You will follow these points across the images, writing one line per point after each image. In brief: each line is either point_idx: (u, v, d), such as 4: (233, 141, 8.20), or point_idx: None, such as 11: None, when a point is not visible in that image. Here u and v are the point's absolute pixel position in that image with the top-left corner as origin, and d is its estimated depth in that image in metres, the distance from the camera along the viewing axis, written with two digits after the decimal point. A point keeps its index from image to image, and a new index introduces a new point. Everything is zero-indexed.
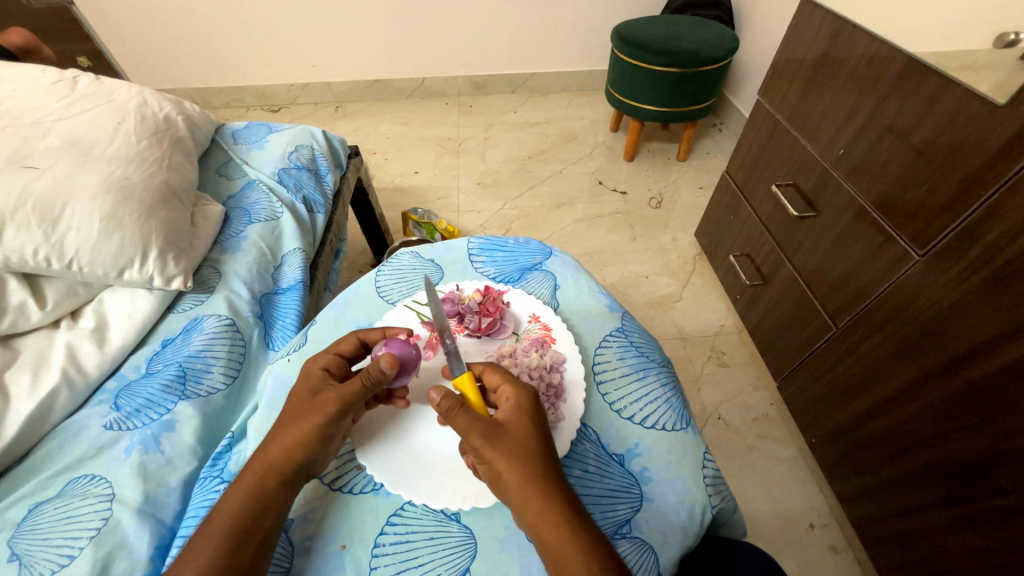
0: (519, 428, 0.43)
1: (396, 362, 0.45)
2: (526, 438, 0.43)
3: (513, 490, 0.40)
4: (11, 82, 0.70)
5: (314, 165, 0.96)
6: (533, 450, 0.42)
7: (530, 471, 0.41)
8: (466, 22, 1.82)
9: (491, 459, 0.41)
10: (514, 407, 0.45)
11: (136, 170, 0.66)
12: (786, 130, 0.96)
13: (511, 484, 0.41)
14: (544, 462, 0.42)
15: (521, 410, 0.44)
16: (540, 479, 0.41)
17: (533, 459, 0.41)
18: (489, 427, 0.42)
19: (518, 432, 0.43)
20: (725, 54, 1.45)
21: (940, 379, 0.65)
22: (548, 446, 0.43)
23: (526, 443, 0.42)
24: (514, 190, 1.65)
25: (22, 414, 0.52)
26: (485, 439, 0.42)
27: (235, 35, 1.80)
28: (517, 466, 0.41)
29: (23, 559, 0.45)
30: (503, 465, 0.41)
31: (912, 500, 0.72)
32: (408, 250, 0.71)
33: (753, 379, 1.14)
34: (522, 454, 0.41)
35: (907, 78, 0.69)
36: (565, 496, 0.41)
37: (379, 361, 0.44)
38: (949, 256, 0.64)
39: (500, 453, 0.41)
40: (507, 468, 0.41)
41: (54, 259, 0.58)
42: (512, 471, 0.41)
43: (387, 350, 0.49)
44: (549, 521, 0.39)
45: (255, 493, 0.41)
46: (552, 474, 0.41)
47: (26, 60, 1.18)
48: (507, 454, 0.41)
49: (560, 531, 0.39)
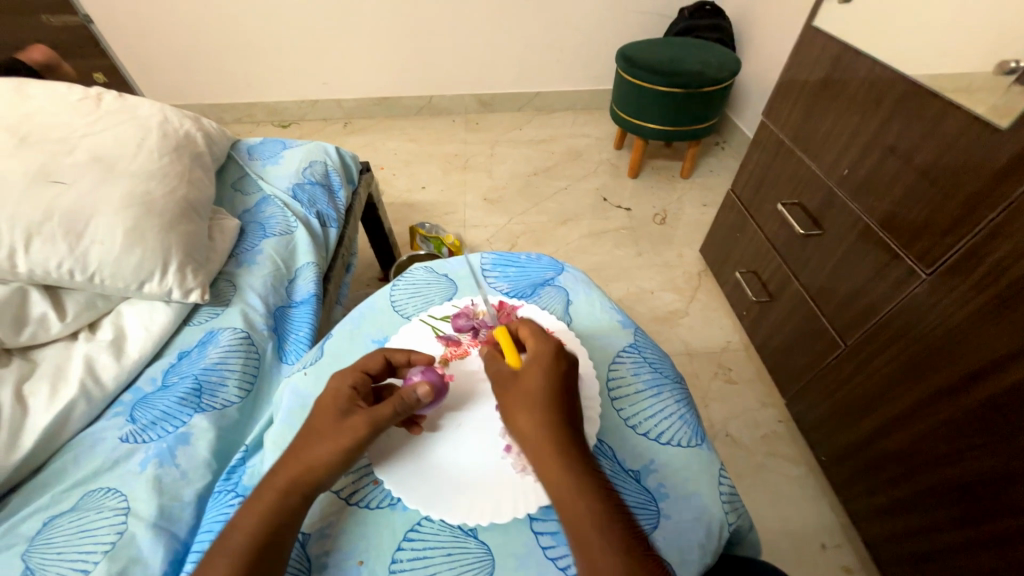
0: (533, 378, 0.46)
1: (431, 396, 0.47)
2: (538, 385, 0.45)
3: (526, 437, 0.43)
4: (38, 99, 0.72)
5: (327, 181, 0.98)
6: (542, 398, 0.45)
7: (540, 416, 0.44)
8: (474, 43, 1.87)
9: (507, 406, 0.46)
10: (536, 358, 0.48)
11: (158, 185, 0.67)
12: (790, 150, 0.98)
13: (522, 429, 0.44)
14: (558, 409, 0.44)
15: (541, 361, 0.47)
16: (550, 425, 0.43)
17: (541, 407, 0.44)
18: (505, 379, 0.47)
19: (531, 382, 0.46)
20: (726, 75, 1.48)
21: (952, 397, 0.65)
22: (564, 394, 0.46)
23: (537, 392, 0.45)
24: (520, 205, 1.67)
25: (38, 426, 0.53)
26: (502, 388, 0.47)
27: (248, 53, 1.85)
28: (528, 411, 0.44)
29: (37, 573, 0.45)
30: (516, 413, 0.45)
31: (927, 520, 0.71)
32: (421, 265, 0.72)
33: (761, 396, 1.14)
34: (533, 402, 0.44)
35: (908, 102, 0.71)
36: (572, 439, 0.43)
37: (417, 389, 0.46)
38: (955, 274, 0.65)
39: (514, 401, 0.45)
40: (520, 415, 0.44)
41: (77, 271, 0.59)
42: (522, 415, 0.44)
43: (422, 377, 0.51)
44: (555, 464, 0.41)
45: (275, 509, 0.41)
46: (562, 421, 0.44)
47: (46, 76, 1.21)
48: (520, 402, 0.45)
49: (562, 477, 0.41)
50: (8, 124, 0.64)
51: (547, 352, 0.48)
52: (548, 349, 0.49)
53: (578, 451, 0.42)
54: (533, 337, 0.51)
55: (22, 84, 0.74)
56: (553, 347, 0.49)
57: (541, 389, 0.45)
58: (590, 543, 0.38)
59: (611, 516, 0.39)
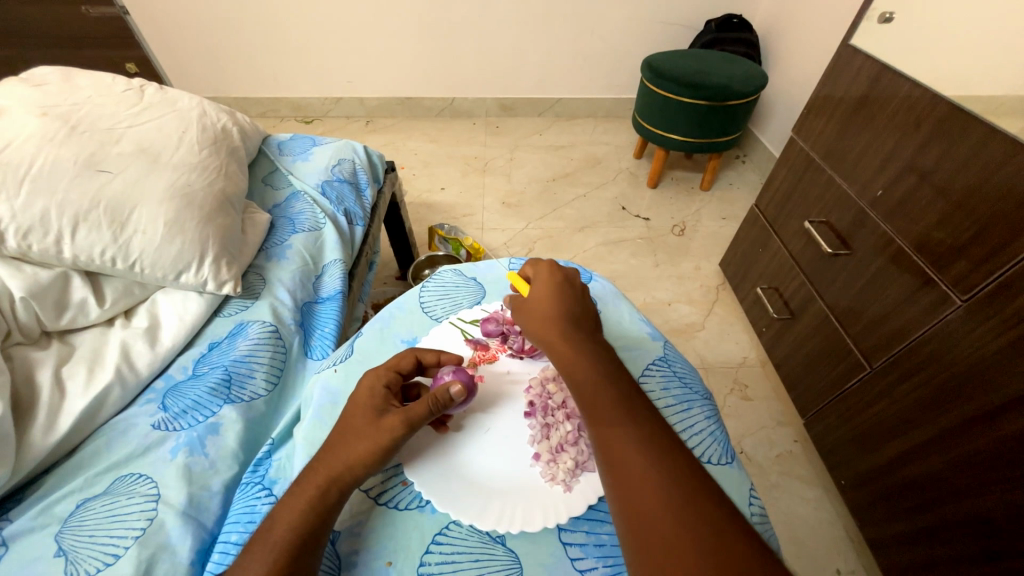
0: (542, 294, 0.54)
1: (463, 394, 0.47)
2: (545, 299, 0.54)
3: (541, 338, 0.52)
4: (85, 88, 0.73)
5: (355, 179, 0.99)
6: (550, 308, 0.53)
7: (551, 322, 0.52)
8: (499, 48, 1.88)
9: (524, 317, 0.55)
10: (539, 279, 0.56)
11: (198, 177, 0.69)
12: (820, 167, 0.97)
13: (540, 335, 0.52)
14: (568, 317, 0.52)
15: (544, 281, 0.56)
16: (561, 326, 0.51)
17: (551, 315, 0.52)
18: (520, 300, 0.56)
19: (541, 298, 0.54)
20: (753, 90, 1.48)
21: (982, 426, 0.64)
22: (570, 306, 0.53)
23: (545, 304, 0.53)
24: (537, 210, 1.67)
25: (75, 410, 0.53)
26: (518, 307, 0.56)
27: (276, 49, 1.88)
28: (540, 319, 0.53)
29: (69, 554, 0.46)
30: (532, 321, 0.53)
31: (949, 551, 0.70)
32: (451, 267, 0.72)
33: (777, 414, 1.12)
34: (543, 312, 0.53)
35: (949, 126, 0.70)
36: (580, 337, 0.51)
37: (450, 388, 0.47)
38: (992, 303, 0.64)
39: (527, 313, 0.54)
40: (534, 323, 0.53)
41: (120, 259, 0.60)
42: (537, 324, 0.53)
43: (453, 377, 0.51)
44: (567, 356, 0.49)
45: (313, 504, 0.42)
46: (569, 324, 0.52)
47: None
48: (533, 314, 0.54)
49: (574, 364, 0.48)
50: (58, 113, 0.65)
51: (548, 274, 0.56)
52: (549, 272, 0.56)
53: (585, 345, 0.50)
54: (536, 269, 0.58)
55: (69, 74, 0.76)
56: (553, 269, 0.57)
57: (549, 301, 0.53)
58: (603, 415, 0.44)
59: (619, 394, 0.46)
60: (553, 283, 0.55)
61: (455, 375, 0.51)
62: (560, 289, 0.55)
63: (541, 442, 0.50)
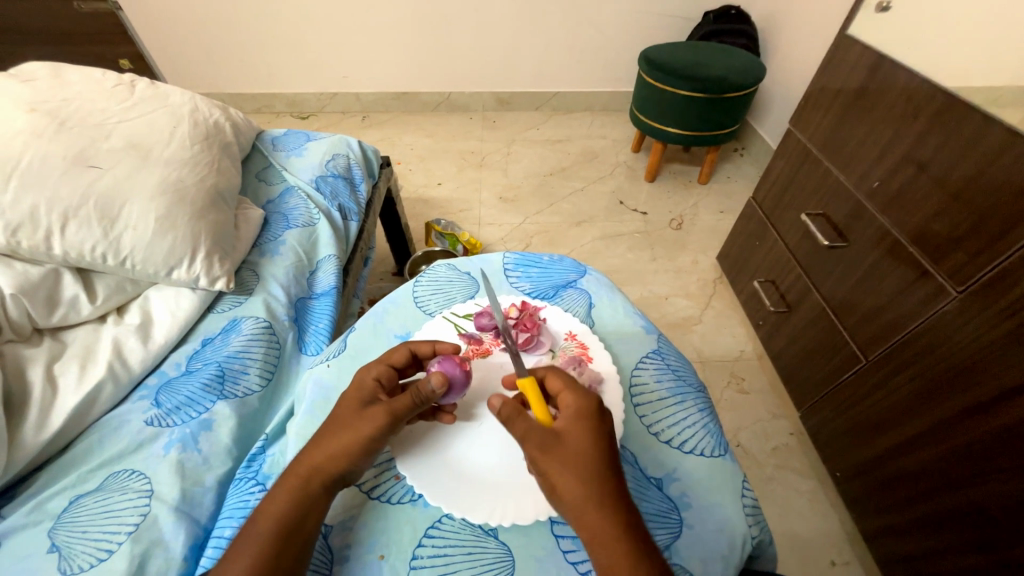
0: (579, 440, 0.42)
1: (445, 384, 0.46)
2: (581, 445, 0.42)
3: (565, 499, 0.40)
4: (75, 83, 0.73)
5: (349, 174, 0.98)
6: (590, 461, 0.41)
7: (590, 485, 0.40)
8: (495, 41, 1.86)
9: (546, 466, 0.41)
10: (576, 414, 0.44)
11: (189, 173, 0.68)
12: (817, 160, 0.97)
13: (570, 498, 0.40)
14: (607, 474, 0.41)
15: (578, 416, 0.43)
16: (601, 495, 0.40)
17: (591, 474, 0.40)
18: (544, 437, 0.42)
19: (575, 442, 0.42)
20: (751, 82, 1.47)
21: (977, 418, 0.64)
22: (610, 460, 0.42)
23: (583, 455, 0.41)
24: (534, 205, 1.67)
25: (68, 406, 0.53)
26: (540, 449, 0.42)
27: (272, 44, 1.86)
28: (574, 475, 0.40)
29: (63, 550, 0.46)
30: (560, 478, 0.41)
31: (942, 542, 0.70)
32: (444, 262, 0.72)
33: (773, 408, 1.12)
34: (578, 464, 0.41)
35: (946, 116, 0.70)
36: (624, 511, 0.40)
37: (431, 380, 0.46)
38: (988, 295, 0.64)
39: (554, 463, 0.41)
40: (565, 480, 0.40)
41: (110, 255, 0.60)
42: (568, 482, 0.40)
43: (439, 368, 0.50)
44: (605, 536, 0.38)
45: (300, 497, 0.42)
46: (610, 489, 0.40)
47: None
48: (564, 465, 0.41)
49: (615, 553, 0.38)
50: (47, 108, 0.65)
51: (579, 403, 0.44)
52: (587, 405, 0.44)
53: (630, 522, 0.39)
54: (568, 391, 0.45)
55: (59, 69, 0.76)
56: (591, 401, 0.45)
57: (589, 452, 0.41)
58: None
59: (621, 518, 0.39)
60: (591, 420, 0.44)
61: (443, 364, 0.50)
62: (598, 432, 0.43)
63: None
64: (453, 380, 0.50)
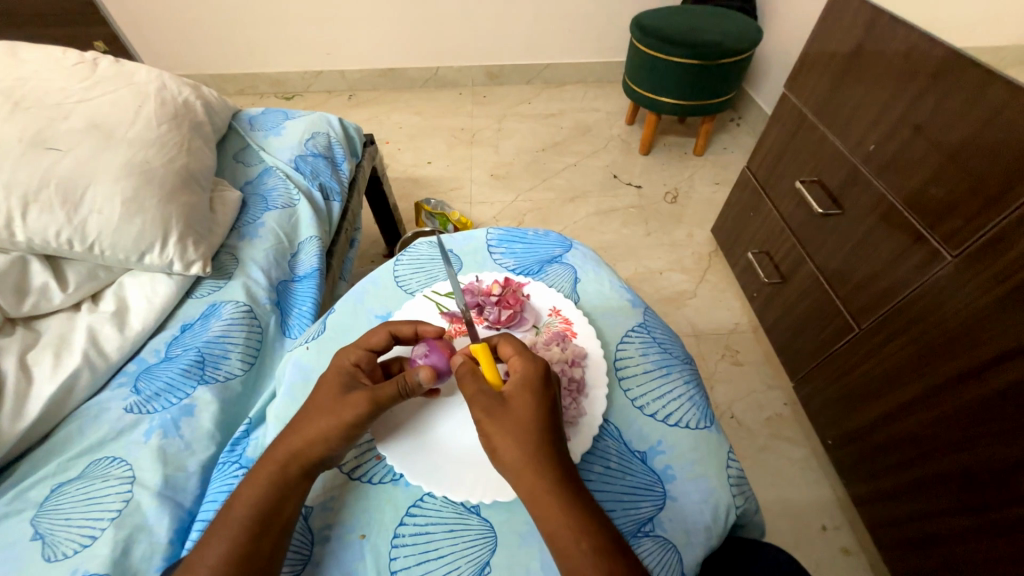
0: (523, 405, 0.43)
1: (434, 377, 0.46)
2: (521, 410, 0.42)
3: (506, 461, 0.41)
4: (32, 63, 0.69)
5: (330, 153, 0.95)
6: (532, 423, 0.42)
7: (529, 446, 0.41)
8: (482, 11, 1.79)
9: (490, 432, 0.42)
10: (521, 380, 0.44)
11: (157, 154, 0.66)
12: (812, 125, 0.93)
13: (510, 461, 0.41)
14: (546, 433, 0.42)
15: (521, 382, 0.44)
16: (540, 458, 0.40)
17: (531, 433, 0.41)
18: (491, 402, 0.43)
19: (515, 408, 0.43)
20: (747, 46, 1.41)
21: (969, 383, 0.64)
22: (554, 425, 0.43)
23: (526, 419, 0.42)
24: (526, 181, 1.63)
25: (43, 396, 0.53)
26: (486, 413, 0.43)
27: (250, 21, 1.79)
28: (515, 439, 0.41)
29: (46, 537, 0.46)
30: (501, 442, 0.41)
31: (931, 507, 0.71)
32: (426, 240, 0.70)
33: (767, 378, 1.12)
34: (516, 428, 0.41)
35: (945, 73, 0.67)
36: (562, 471, 0.41)
37: (418, 373, 0.45)
38: (983, 258, 0.62)
39: (498, 428, 0.42)
40: (505, 445, 0.41)
41: (77, 241, 0.58)
42: (508, 446, 0.41)
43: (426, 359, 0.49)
44: (544, 498, 0.39)
45: (275, 481, 0.41)
46: (550, 451, 0.41)
47: None
48: (507, 431, 0.41)
49: (554, 511, 0.39)
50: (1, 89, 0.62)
51: (524, 369, 0.45)
52: (530, 373, 0.45)
53: (569, 482, 0.40)
54: (517, 357, 0.46)
55: (14, 48, 0.72)
56: (537, 367, 0.45)
57: (532, 415, 0.42)
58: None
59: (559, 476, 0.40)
60: (536, 387, 0.44)
61: (430, 355, 0.50)
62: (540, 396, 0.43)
63: None
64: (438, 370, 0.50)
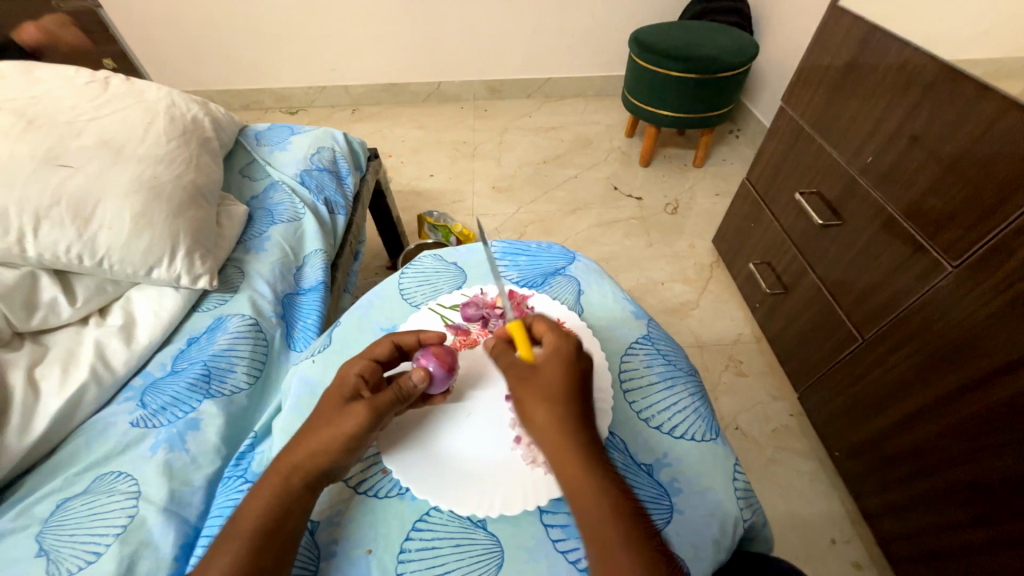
0: (553, 373, 0.43)
1: (427, 377, 0.48)
2: (559, 387, 0.43)
3: (537, 427, 0.42)
4: (45, 82, 0.71)
5: (335, 167, 0.97)
6: (561, 389, 0.42)
7: (559, 411, 0.41)
8: (483, 28, 1.83)
9: (521, 398, 0.43)
10: (553, 352, 0.45)
11: (165, 169, 0.67)
12: (810, 137, 0.94)
13: (552, 443, 0.41)
14: (577, 406, 0.42)
15: (559, 356, 0.44)
16: (582, 442, 0.41)
17: (561, 402, 0.42)
18: (522, 370, 0.44)
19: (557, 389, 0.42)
20: (744, 60, 1.43)
21: (974, 393, 0.64)
22: (584, 393, 0.43)
23: (556, 385, 0.43)
24: (528, 194, 1.65)
25: (50, 410, 0.53)
26: (518, 379, 0.44)
27: (256, 38, 1.82)
28: (545, 405, 0.42)
29: (50, 554, 0.46)
30: (531, 404, 0.42)
31: (941, 519, 0.70)
32: (430, 253, 0.71)
33: (772, 389, 1.12)
34: (557, 410, 0.41)
35: (939, 87, 0.68)
36: (589, 435, 0.41)
37: (412, 375, 0.47)
38: (983, 268, 0.63)
39: (529, 392, 0.43)
40: (536, 409, 0.42)
41: (86, 256, 0.59)
42: (538, 412, 0.42)
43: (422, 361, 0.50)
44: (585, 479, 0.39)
45: (279, 494, 0.41)
46: (578, 417, 0.42)
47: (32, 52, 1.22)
48: (537, 396, 0.42)
49: (580, 470, 0.39)
50: (15, 108, 0.63)
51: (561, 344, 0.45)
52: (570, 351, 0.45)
53: (595, 445, 0.41)
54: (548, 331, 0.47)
55: (29, 68, 0.74)
56: (570, 342, 0.46)
57: (562, 383, 0.43)
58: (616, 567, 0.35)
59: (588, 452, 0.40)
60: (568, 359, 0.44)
61: (422, 358, 0.50)
62: (577, 375, 0.44)
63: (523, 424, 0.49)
64: (435, 374, 0.49)
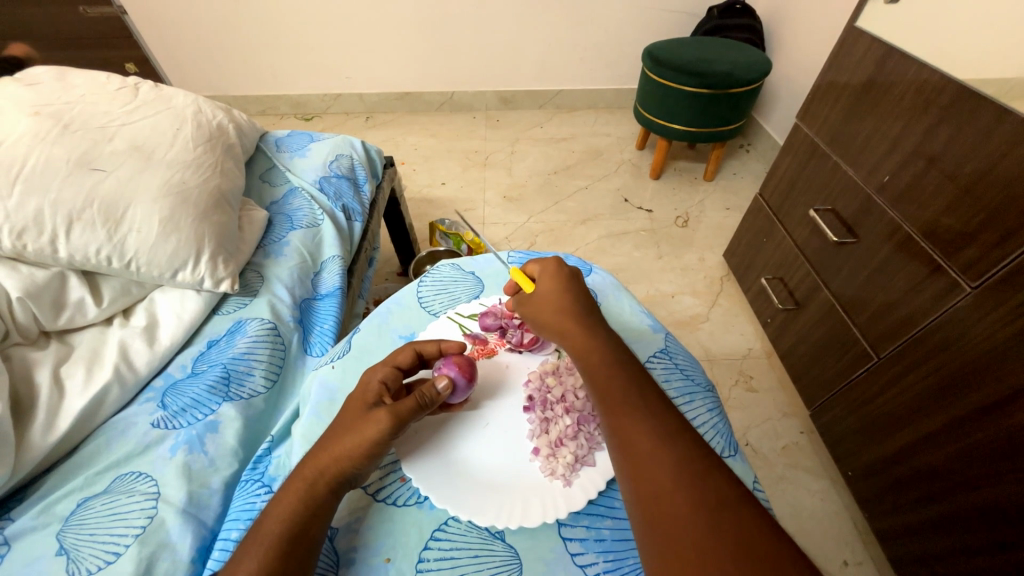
0: (551, 283, 0.53)
1: (451, 385, 0.48)
2: (571, 311, 0.50)
3: (550, 323, 0.51)
4: (79, 87, 0.73)
5: (353, 174, 0.98)
6: (562, 293, 0.52)
7: (563, 307, 0.51)
8: (497, 40, 1.86)
9: (535, 307, 0.52)
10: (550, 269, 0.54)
11: (192, 174, 0.68)
12: (825, 154, 0.95)
13: (578, 349, 0.48)
14: (575, 303, 0.51)
15: (562, 278, 0.53)
16: (596, 344, 0.47)
17: (564, 301, 0.51)
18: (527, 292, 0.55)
19: (569, 323, 0.49)
20: (757, 77, 1.45)
21: (992, 415, 0.63)
22: (580, 294, 0.52)
23: (557, 289, 0.52)
24: (539, 204, 1.66)
25: (73, 410, 0.53)
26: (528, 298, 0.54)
27: (275, 44, 1.86)
28: (553, 305, 0.51)
29: (71, 553, 0.46)
30: (543, 308, 0.52)
31: (956, 543, 0.69)
32: (448, 262, 0.72)
33: (782, 406, 1.11)
34: (561, 306, 0.51)
35: (958, 108, 0.68)
36: (588, 322, 0.50)
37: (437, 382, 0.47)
38: (1003, 290, 0.62)
39: (538, 301, 0.52)
40: (546, 310, 0.51)
41: (115, 258, 0.60)
42: (549, 311, 0.51)
43: (444, 369, 0.50)
44: (619, 403, 0.42)
45: (303, 498, 0.42)
46: (577, 310, 0.50)
47: None
48: (545, 300, 0.52)
49: (585, 346, 0.48)
50: (51, 111, 0.65)
51: (557, 268, 0.54)
52: (565, 277, 0.53)
53: (593, 327, 0.49)
54: (540, 265, 0.55)
55: (63, 73, 0.76)
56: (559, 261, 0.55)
57: (559, 288, 0.52)
58: (659, 482, 0.37)
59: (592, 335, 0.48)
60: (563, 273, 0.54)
61: (444, 366, 0.50)
62: (581, 296, 0.52)
63: (541, 436, 0.49)
64: (456, 382, 0.50)
